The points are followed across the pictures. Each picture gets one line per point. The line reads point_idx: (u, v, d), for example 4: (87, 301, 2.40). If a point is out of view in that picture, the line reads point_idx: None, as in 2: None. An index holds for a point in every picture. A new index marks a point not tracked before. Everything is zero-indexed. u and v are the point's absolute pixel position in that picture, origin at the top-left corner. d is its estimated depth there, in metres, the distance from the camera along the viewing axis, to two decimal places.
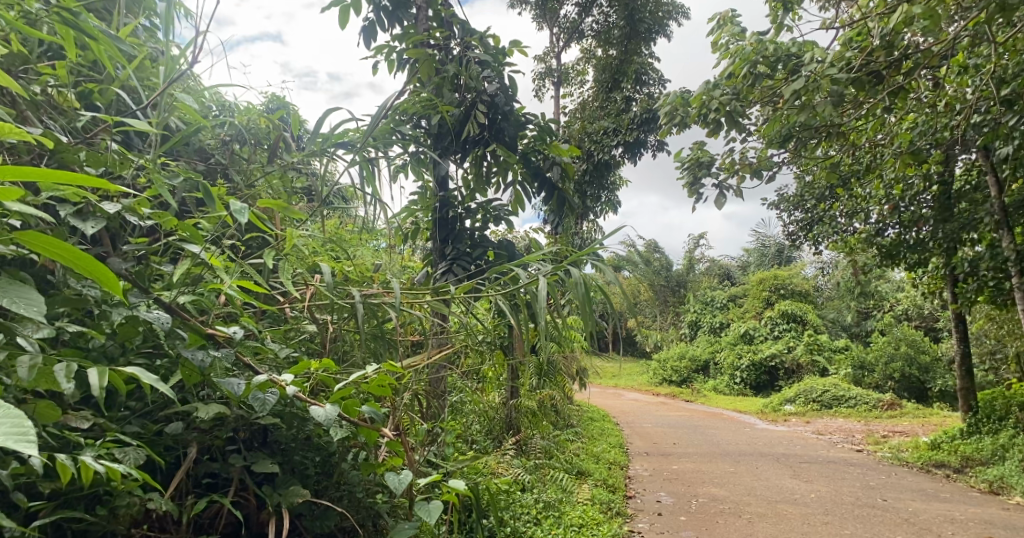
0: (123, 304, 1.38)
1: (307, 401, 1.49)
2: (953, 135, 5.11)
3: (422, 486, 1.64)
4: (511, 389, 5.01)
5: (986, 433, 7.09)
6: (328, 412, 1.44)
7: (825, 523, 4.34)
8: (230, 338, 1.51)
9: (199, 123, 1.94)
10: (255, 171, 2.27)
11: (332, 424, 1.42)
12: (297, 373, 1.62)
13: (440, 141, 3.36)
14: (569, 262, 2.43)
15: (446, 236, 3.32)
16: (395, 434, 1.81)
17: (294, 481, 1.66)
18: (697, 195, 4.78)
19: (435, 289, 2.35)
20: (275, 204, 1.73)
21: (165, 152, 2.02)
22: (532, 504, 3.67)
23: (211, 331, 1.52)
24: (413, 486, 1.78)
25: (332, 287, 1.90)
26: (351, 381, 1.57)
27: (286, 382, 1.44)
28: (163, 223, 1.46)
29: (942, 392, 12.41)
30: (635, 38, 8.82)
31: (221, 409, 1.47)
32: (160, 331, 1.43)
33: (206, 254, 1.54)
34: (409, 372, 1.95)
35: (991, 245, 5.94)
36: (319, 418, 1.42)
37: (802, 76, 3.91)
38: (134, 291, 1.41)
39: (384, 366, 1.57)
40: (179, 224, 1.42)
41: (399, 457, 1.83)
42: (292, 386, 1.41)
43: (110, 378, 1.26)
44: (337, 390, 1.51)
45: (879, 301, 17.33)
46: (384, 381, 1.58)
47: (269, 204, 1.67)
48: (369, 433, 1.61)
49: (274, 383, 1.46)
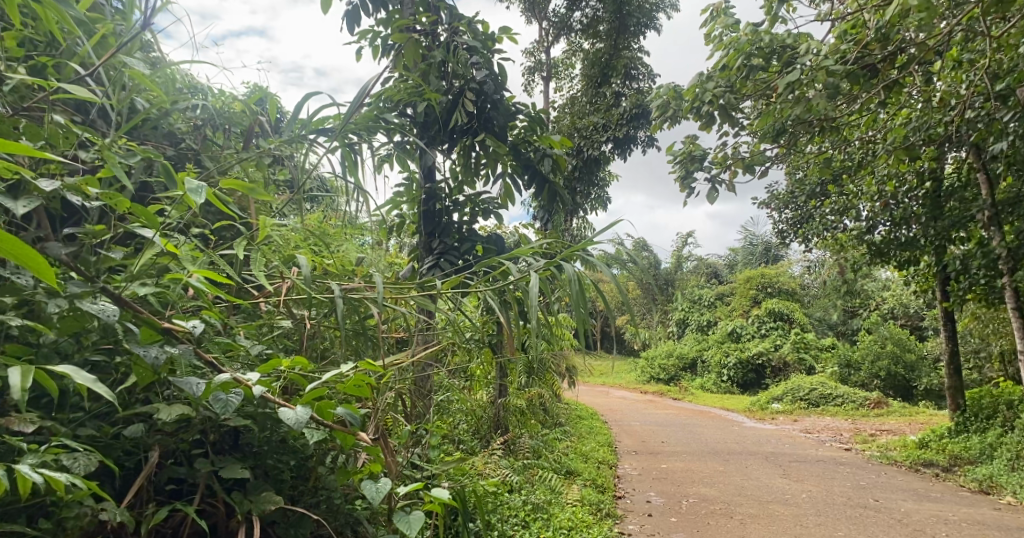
0: (60, 293, 1.24)
1: (277, 403, 1.37)
2: (947, 131, 5.08)
3: (402, 495, 1.53)
4: (500, 387, 4.91)
5: (974, 432, 7.08)
6: (298, 415, 1.32)
7: (819, 524, 4.27)
8: (191, 334, 1.38)
9: (160, 101, 1.79)
10: (230, 157, 2.14)
11: (302, 428, 1.30)
12: (266, 372, 1.50)
13: (426, 130, 3.22)
14: (562, 257, 2.32)
15: (432, 229, 3.21)
16: (374, 439, 1.69)
17: (267, 487, 1.54)
18: (688, 190, 4.70)
19: (420, 283, 2.25)
20: (241, 186, 1.60)
21: (128, 134, 1.89)
22: (520, 506, 3.56)
23: (168, 326, 1.38)
24: (393, 494, 1.68)
25: (310, 280, 1.78)
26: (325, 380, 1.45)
27: (253, 382, 1.33)
28: (113, 205, 1.33)
29: (928, 391, 12.42)
30: (624, 33, 8.76)
31: (185, 410, 1.35)
32: (111, 325, 1.31)
33: (163, 242, 1.41)
34: (391, 371, 1.84)
35: (980, 243, 5.93)
36: (287, 422, 1.29)
37: (797, 69, 3.84)
38: (74, 280, 1.28)
39: (361, 364, 1.44)
40: (132, 206, 1.30)
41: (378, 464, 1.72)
42: (258, 387, 1.30)
43: (43, 379, 1.15)
44: (309, 390, 1.39)
45: (865, 300, 17.41)
46: (362, 380, 1.45)
47: (237, 185, 1.56)
48: (345, 438, 1.49)
49: (237, 384, 1.35)
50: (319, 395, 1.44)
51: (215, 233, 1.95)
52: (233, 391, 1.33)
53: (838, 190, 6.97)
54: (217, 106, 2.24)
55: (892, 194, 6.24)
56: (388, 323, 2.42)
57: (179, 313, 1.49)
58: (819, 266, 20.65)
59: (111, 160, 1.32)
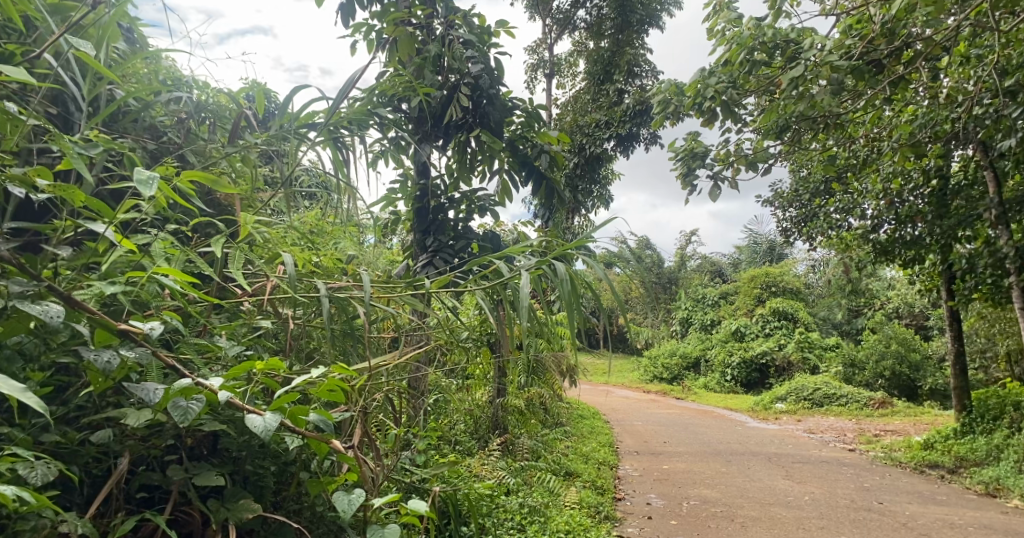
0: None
1: (245, 409, 1.31)
2: (953, 128, 5.00)
3: (376, 507, 1.45)
4: (498, 387, 4.85)
5: (980, 432, 7.00)
6: (267, 422, 1.25)
7: (821, 528, 4.18)
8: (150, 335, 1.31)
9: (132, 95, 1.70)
10: (214, 151, 2.07)
11: (271, 435, 1.24)
12: (237, 375, 1.43)
13: (420, 126, 3.14)
14: (555, 255, 2.24)
15: (426, 226, 3.15)
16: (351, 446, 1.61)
17: (245, 494, 1.49)
18: (690, 186, 4.62)
19: (408, 282, 2.19)
20: (202, 177, 1.55)
21: (102, 126, 1.81)
22: (517, 509, 3.49)
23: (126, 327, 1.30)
24: (371, 503, 1.61)
25: (294, 279, 1.72)
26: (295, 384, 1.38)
27: (215, 387, 1.26)
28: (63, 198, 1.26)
29: (933, 391, 12.33)
30: (627, 30, 8.68)
31: (151, 416, 1.30)
32: (59, 327, 1.23)
33: (117, 235, 1.33)
34: (370, 374, 1.76)
35: (987, 242, 5.84)
36: (255, 430, 1.23)
37: (800, 64, 3.76)
38: (18, 280, 1.20)
39: (332, 367, 1.38)
40: (82, 198, 1.23)
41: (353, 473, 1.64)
42: (222, 393, 1.24)
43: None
44: (278, 395, 1.32)
45: (870, 299, 17.31)
46: (335, 385, 1.40)
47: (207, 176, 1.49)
48: (319, 446, 1.42)
49: (200, 390, 1.29)
50: (290, 401, 1.38)
51: (196, 231, 1.89)
52: (194, 397, 1.26)
53: (843, 188, 6.89)
54: (200, 99, 2.16)
55: (897, 192, 6.16)
56: (377, 324, 2.36)
57: (143, 313, 1.42)
58: (823, 265, 20.49)
59: (66, 151, 1.25)
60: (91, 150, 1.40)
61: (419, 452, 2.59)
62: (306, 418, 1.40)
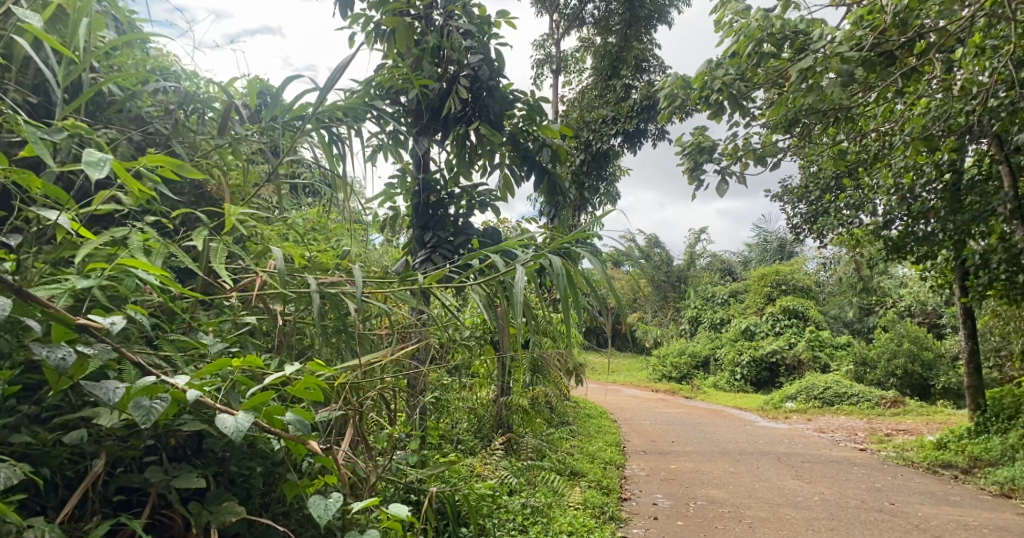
0: None
1: (216, 409, 1.26)
2: (968, 121, 4.88)
3: (354, 512, 1.40)
4: (502, 385, 4.79)
5: (995, 432, 6.87)
6: (238, 423, 1.20)
7: (831, 529, 4.09)
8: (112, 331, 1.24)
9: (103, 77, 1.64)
10: (204, 143, 2.06)
11: (241, 436, 1.18)
12: (212, 373, 1.38)
13: (418, 119, 3.08)
14: (553, 249, 2.13)
15: (426, 222, 3.11)
16: (332, 448, 1.55)
17: (229, 496, 1.43)
18: (697, 182, 4.55)
19: (401, 277, 2.13)
20: (165, 162, 1.50)
21: (82, 113, 1.77)
22: (519, 509, 3.42)
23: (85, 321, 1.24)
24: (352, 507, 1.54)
25: (283, 273, 1.66)
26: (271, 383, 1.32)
27: (183, 387, 1.21)
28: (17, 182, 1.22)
29: (945, 389, 12.16)
30: (634, 25, 8.56)
31: (121, 417, 1.24)
32: (14, 322, 1.16)
33: (71, 220, 1.29)
34: (353, 372, 1.70)
35: (1001, 238, 5.73)
36: (225, 431, 1.17)
37: (810, 55, 3.67)
38: None
39: (308, 365, 1.32)
40: (39, 183, 1.20)
41: (334, 476, 1.58)
42: (191, 393, 1.19)
43: None
44: (252, 395, 1.27)
45: (881, 297, 17.11)
46: (312, 383, 1.34)
47: (183, 167, 1.49)
48: (297, 447, 1.37)
49: (166, 389, 1.23)
50: (266, 400, 1.33)
51: (183, 224, 1.85)
52: (159, 397, 1.21)
53: (854, 183, 6.76)
54: (190, 89, 2.13)
55: (910, 187, 6.04)
56: (371, 320, 2.29)
57: (108, 307, 1.36)
58: (834, 263, 20.27)
59: (26, 137, 1.23)
60: (56, 135, 1.37)
61: (416, 452, 2.52)
62: (283, 420, 1.35)
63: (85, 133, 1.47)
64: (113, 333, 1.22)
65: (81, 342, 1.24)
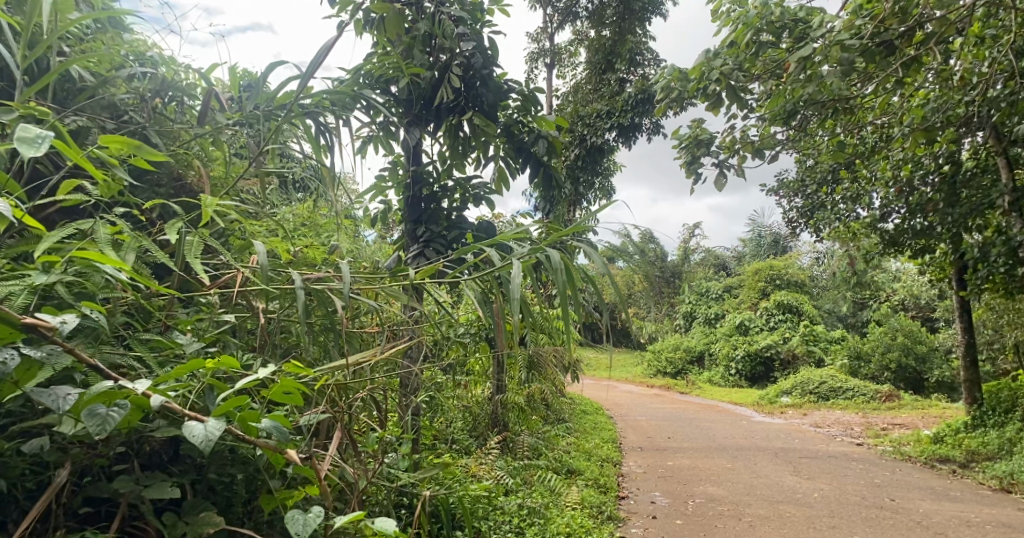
0: None
1: (184, 416, 1.17)
2: (967, 112, 4.81)
3: (336, 526, 1.29)
4: (497, 383, 4.70)
5: (991, 426, 6.84)
6: (207, 432, 1.11)
7: (831, 526, 4.03)
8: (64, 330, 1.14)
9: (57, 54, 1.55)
10: (183, 133, 1.96)
11: (209, 446, 1.10)
12: (182, 375, 1.28)
13: (410, 109, 2.98)
14: (550, 242, 2.04)
15: (418, 216, 3.01)
16: (315, 456, 1.44)
17: (207, 506, 1.34)
18: (695, 175, 4.47)
19: (391, 272, 2.03)
20: (122, 143, 1.38)
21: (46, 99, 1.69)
22: (515, 511, 3.32)
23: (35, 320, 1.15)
24: (335, 520, 1.43)
25: (264, 268, 1.57)
26: (245, 387, 1.23)
27: (144, 392, 1.11)
28: None
29: (939, 383, 12.18)
30: (629, 18, 8.37)
31: (79, 427, 1.15)
32: None
33: (15, 206, 1.20)
34: (336, 373, 1.60)
35: (998, 231, 5.68)
36: (193, 440, 1.09)
37: (809, 44, 3.58)
38: None
39: (284, 366, 1.22)
40: None
41: (317, 486, 1.48)
42: (154, 399, 1.10)
43: None
44: (223, 400, 1.18)
45: (875, 290, 17.10)
46: (289, 385, 1.25)
47: (140, 148, 1.36)
48: (275, 456, 1.28)
49: (126, 395, 1.13)
50: (239, 405, 1.24)
51: (160, 218, 1.75)
52: (117, 404, 1.11)
53: (851, 176, 6.68)
54: (168, 76, 2.02)
55: (908, 179, 5.97)
56: (359, 318, 2.19)
57: (67, 305, 1.27)
58: (828, 258, 20.28)
59: None
60: (5, 117, 1.33)
61: (408, 455, 2.42)
62: (258, 426, 1.26)
63: (39, 115, 1.38)
64: (65, 333, 1.12)
65: (34, 344, 1.15)
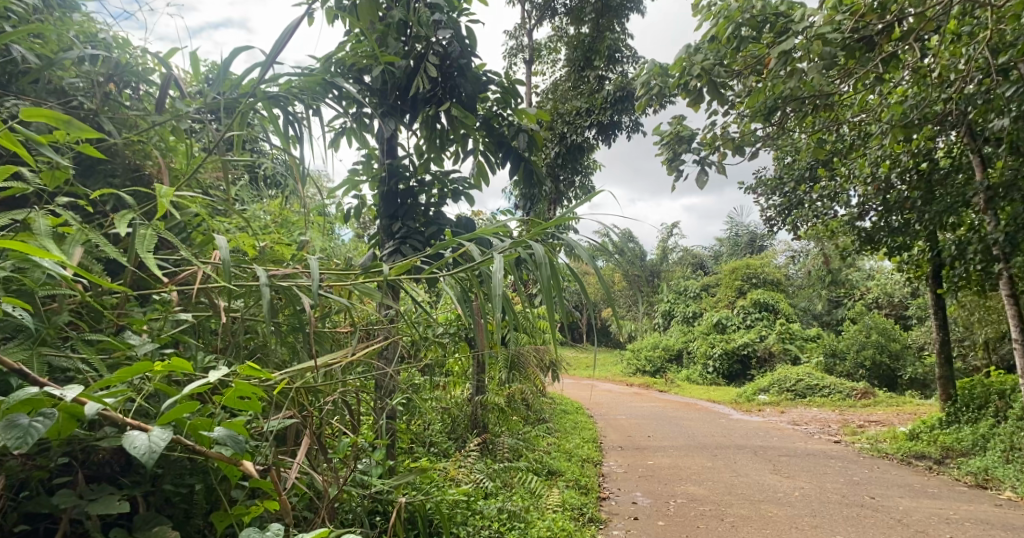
0: None
1: (124, 425, 1.07)
2: (944, 109, 4.83)
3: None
4: (477, 384, 4.61)
5: (965, 422, 6.93)
6: (150, 443, 1.02)
7: (814, 526, 4.00)
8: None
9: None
10: (138, 120, 1.85)
11: (153, 458, 1.00)
12: (126, 380, 1.18)
13: (384, 99, 2.90)
14: (532, 236, 1.96)
15: (394, 212, 2.91)
16: (274, 468, 1.33)
17: (160, 520, 1.23)
18: (676, 172, 4.41)
19: (366, 268, 1.92)
20: (49, 117, 1.19)
21: None
22: (494, 515, 3.22)
23: None
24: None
25: (226, 263, 1.45)
26: (193, 392, 1.13)
27: (75, 399, 1.01)
28: None
29: (912, 379, 12.36)
30: (607, 15, 8.32)
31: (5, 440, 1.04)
32: None
33: None
34: (300, 376, 1.48)
35: (972, 229, 5.73)
36: (133, 453, 0.99)
37: (792, 37, 3.53)
38: None
39: (235, 369, 1.12)
40: None
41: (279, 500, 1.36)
42: (88, 407, 1.00)
43: None
44: (167, 407, 1.07)
45: (849, 289, 17.34)
46: (243, 389, 1.16)
47: (69, 124, 1.18)
48: (229, 468, 1.18)
49: (55, 402, 1.03)
50: (187, 412, 1.14)
51: (112, 209, 1.63)
52: (43, 413, 1.01)
53: (828, 174, 6.71)
54: (121, 60, 1.89)
55: (885, 176, 5.99)
56: (330, 317, 2.09)
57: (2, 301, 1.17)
58: (804, 257, 20.52)
59: None
60: None
61: (382, 461, 2.31)
62: (210, 435, 1.15)
63: None
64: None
65: None
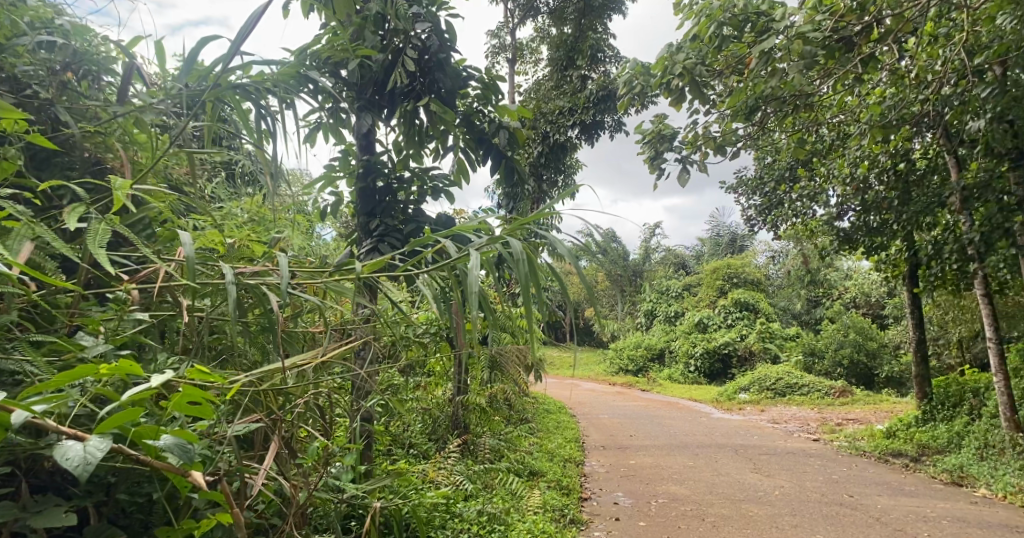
0: None
1: (60, 435, 1.02)
2: (921, 110, 4.87)
3: None
4: (458, 384, 4.56)
5: (941, 420, 7.01)
6: (86, 454, 0.97)
7: (793, 526, 4.00)
8: None
9: None
10: (99, 111, 1.78)
11: (87, 471, 0.95)
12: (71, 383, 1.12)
13: (361, 93, 2.83)
14: (510, 233, 1.90)
15: (372, 208, 2.84)
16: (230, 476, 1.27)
17: (114, 530, 1.17)
18: (658, 170, 4.40)
19: (337, 266, 1.85)
20: None
21: None
22: (474, 518, 3.17)
23: None
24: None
25: (188, 260, 1.39)
26: (137, 398, 1.08)
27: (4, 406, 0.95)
28: None
29: (888, 378, 12.51)
30: (589, 15, 8.29)
31: None
32: None
33: None
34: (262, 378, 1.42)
35: (948, 230, 5.79)
36: (67, 466, 0.95)
37: (773, 36, 3.52)
38: None
39: (180, 375, 1.07)
40: None
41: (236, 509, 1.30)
42: None
43: None
44: (107, 416, 1.02)
45: (828, 289, 17.51)
46: (191, 396, 1.10)
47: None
48: (177, 478, 1.13)
49: None
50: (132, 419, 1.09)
51: (68, 204, 1.56)
52: None
53: (808, 174, 6.75)
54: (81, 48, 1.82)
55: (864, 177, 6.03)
56: (303, 316, 2.02)
57: None
58: (784, 257, 20.72)
59: None
60: None
61: (356, 465, 2.25)
62: (156, 444, 1.10)
63: None
64: None
65: None
